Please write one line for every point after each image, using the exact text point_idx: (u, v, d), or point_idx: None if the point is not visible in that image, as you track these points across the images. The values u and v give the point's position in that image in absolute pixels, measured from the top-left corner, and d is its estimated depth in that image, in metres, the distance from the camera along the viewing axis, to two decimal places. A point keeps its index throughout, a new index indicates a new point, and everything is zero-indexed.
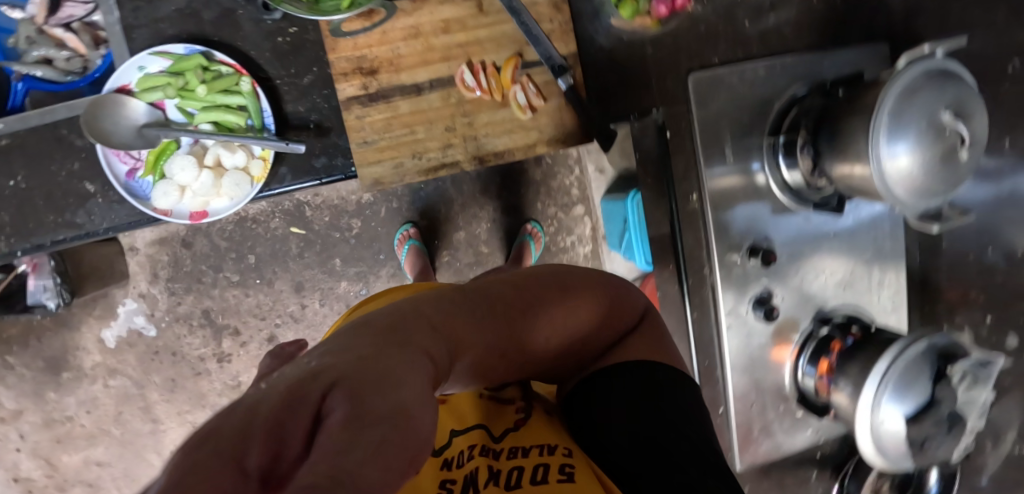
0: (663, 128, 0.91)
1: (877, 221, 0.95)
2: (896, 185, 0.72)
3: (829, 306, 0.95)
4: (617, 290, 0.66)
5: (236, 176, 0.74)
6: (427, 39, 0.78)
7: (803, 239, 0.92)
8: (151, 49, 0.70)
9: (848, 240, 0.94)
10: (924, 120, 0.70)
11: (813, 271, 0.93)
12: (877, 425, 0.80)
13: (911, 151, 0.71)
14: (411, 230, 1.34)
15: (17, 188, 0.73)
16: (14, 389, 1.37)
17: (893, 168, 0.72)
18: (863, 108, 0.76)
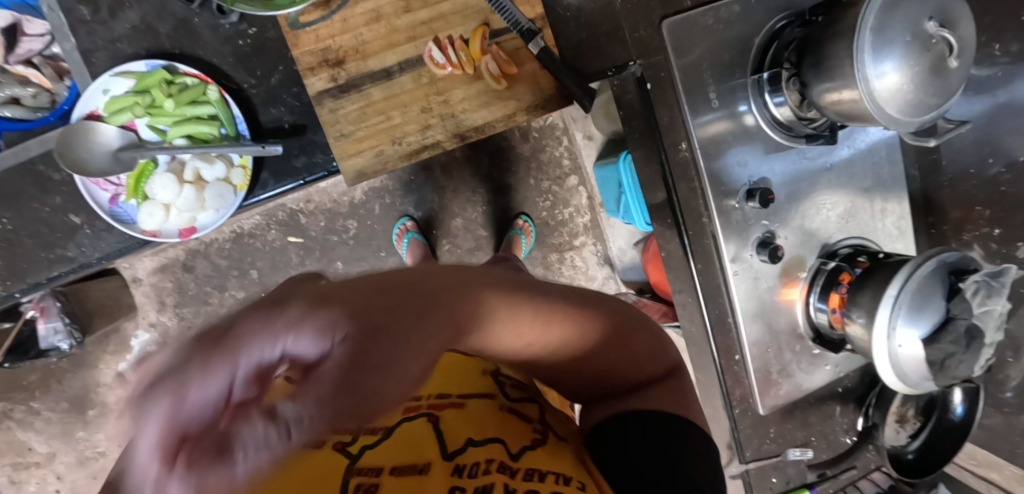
0: (643, 81, 0.90)
1: (875, 148, 0.93)
2: (886, 105, 0.71)
3: (834, 240, 0.94)
4: (645, 337, 0.69)
5: (218, 187, 0.74)
6: (389, 20, 0.77)
7: (802, 178, 0.91)
8: (112, 70, 0.69)
9: (847, 171, 0.93)
10: (909, 32, 0.68)
11: (814, 207, 0.92)
12: (894, 350, 0.79)
13: (897, 67, 0.69)
14: (410, 223, 1.33)
15: (4, 229, 0.72)
16: (44, 433, 1.40)
17: (882, 87, 0.70)
18: (842, 30, 0.74)
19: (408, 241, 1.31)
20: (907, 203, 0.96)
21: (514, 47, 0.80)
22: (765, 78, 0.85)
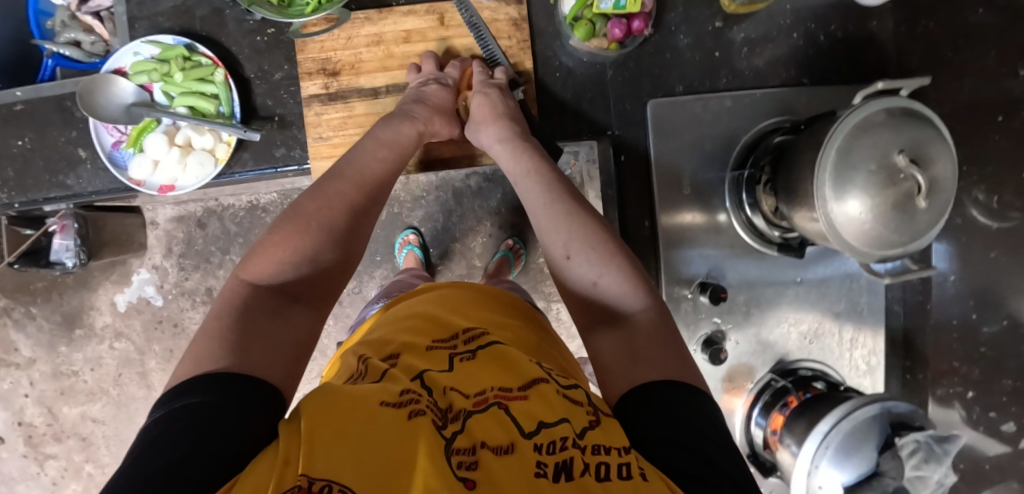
0: (619, 151, 0.82)
1: (853, 276, 0.87)
2: (844, 232, 0.63)
3: (791, 358, 0.88)
4: (630, 288, 0.59)
5: (200, 156, 0.74)
6: (389, 46, 0.75)
7: (762, 281, 0.86)
8: (145, 38, 0.73)
9: (818, 289, 0.87)
10: (873, 161, 0.61)
11: (775, 319, 0.87)
12: (814, 490, 0.72)
13: (857, 194, 0.61)
14: (411, 236, 1.31)
15: (24, 147, 0.79)
16: (32, 338, 1.55)
17: (840, 212, 0.63)
18: (813, 143, 0.68)
19: (406, 253, 1.30)
20: (883, 339, 0.89)
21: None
22: (744, 177, 0.80)
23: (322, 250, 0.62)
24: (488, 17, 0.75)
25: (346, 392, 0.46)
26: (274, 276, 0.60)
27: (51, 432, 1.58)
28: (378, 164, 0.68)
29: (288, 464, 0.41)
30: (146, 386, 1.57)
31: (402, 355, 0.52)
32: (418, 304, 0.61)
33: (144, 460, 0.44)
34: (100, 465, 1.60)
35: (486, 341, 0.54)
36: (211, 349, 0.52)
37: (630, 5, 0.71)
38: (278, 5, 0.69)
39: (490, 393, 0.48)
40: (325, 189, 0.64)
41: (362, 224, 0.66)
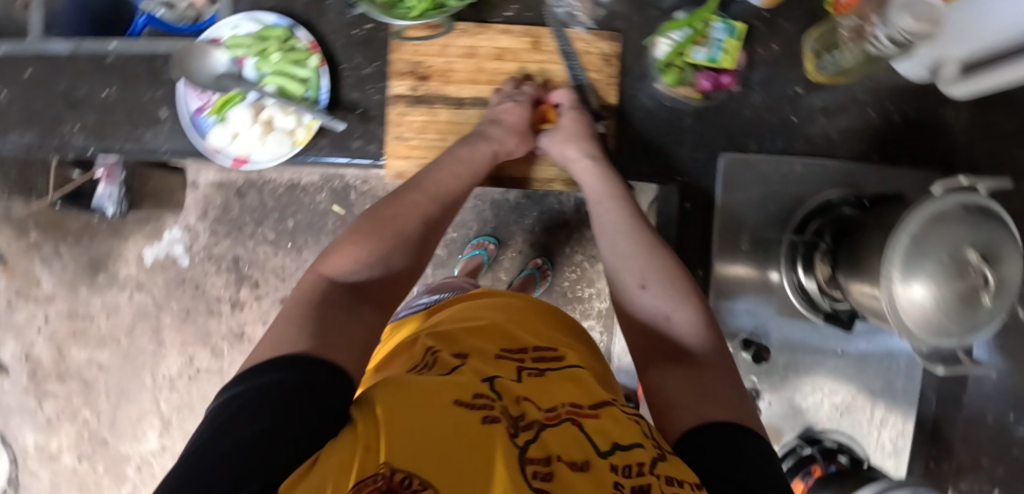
0: (684, 197, 0.82)
1: (893, 356, 0.87)
2: (904, 315, 0.63)
3: (819, 427, 0.87)
4: (685, 325, 0.67)
5: (279, 135, 0.75)
6: (481, 61, 0.77)
7: (804, 347, 0.86)
8: (250, 14, 0.76)
9: (857, 364, 0.87)
10: (945, 252, 0.61)
11: (811, 386, 0.87)
12: None
13: (926, 281, 0.62)
14: (490, 245, 1.43)
15: (108, 98, 0.82)
16: (56, 276, 1.59)
17: (904, 296, 0.63)
18: (884, 226, 0.69)
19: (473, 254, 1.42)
20: (914, 424, 0.88)
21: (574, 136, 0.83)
22: (803, 242, 0.81)
23: (394, 258, 0.69)
24: (582, 49, 0.78)
25: (436, 389, 0.55)
26: (349, 273, 0.66)
27: (56, 371, 1.62)
28: (454, 181, 0.75)
29: (368, 454, 0.48)
30: (157, 341, 1.60)
31: (478, 364, 0.61)
32: (487, 318, 0.71)
33: (230, 427, 0.50)
34: (97, 411, 1.62)
35: (549, 366, 0.64)
36: (291, 336, 0.58)
37: (724, 59, 0.76)
38: (385, 5, 0.70)
39: (561, 410, 0.57)
40: (406, 201, 0.72)
41: (432, 235, 0.74)
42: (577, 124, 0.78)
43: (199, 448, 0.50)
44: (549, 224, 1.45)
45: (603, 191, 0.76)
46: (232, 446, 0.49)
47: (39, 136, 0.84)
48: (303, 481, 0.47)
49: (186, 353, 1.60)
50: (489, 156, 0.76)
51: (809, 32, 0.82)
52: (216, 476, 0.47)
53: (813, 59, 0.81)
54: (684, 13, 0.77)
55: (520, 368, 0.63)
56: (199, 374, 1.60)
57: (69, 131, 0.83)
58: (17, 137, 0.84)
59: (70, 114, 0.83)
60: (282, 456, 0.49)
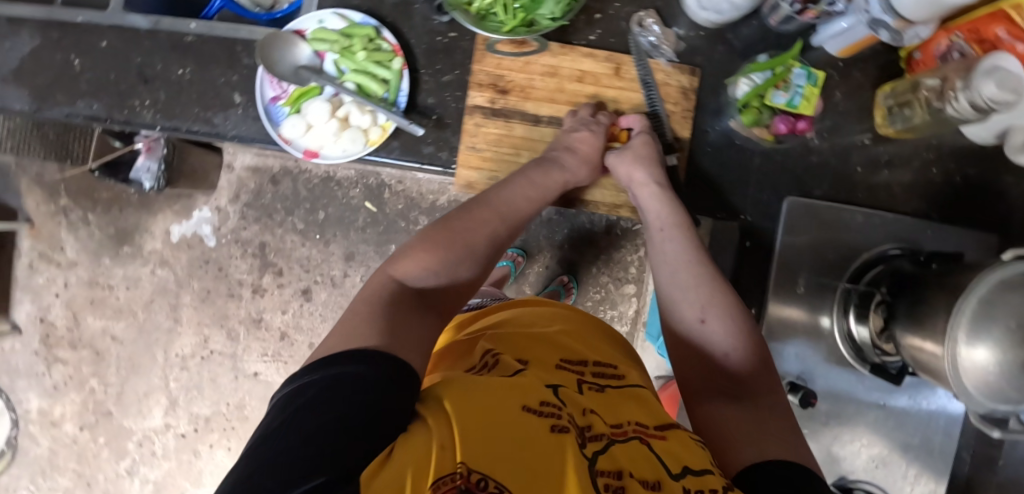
0: (746, 236, 0.85)
1: (934, 417, 0.88)
2: (966, 378, 0.65)
3: (852, 477, 0.89)
4: (737, 351, 0.69)
5: (354, 133, 0.77)
6: (562, 81, 0.79)
7: (847, 397, 0.88)
8: (336, 10, 0.76)
9: (897, 420, 0.88)
10: (1015, 319, 0.62)
11: (848, 437, 0.88)
12: None
13: (990, 345, 0.62)
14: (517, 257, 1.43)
15: (183, 77, 0.82)
16: (80, 243, 1.59)
17: (967, 357, 0.64)
18: (944, 286, 0.71)
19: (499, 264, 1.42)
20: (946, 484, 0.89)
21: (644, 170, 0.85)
22: (858, 291, 0.82)
23: (460, 268, 0.70)
24: (661, 80, 0.80)
25: (510, 394, 0.57)
26: (416, 277, 0.67)
27: (69, 337, 1.61)
28: (524, 203, 0.75)
29: (445, 447, 0.50)
30: (173, 318, 1.59)
31: (543, 373, 0.64)
32: (545, 328, 0.74)
33: (308, 415, 0.50)
34: (106, 383, 1.61)
35: (609, 383, 0.67)
36: (363, 330, 0.59)
37: (804, 106, 0.78)
38: (476, 15, 0.72)
39: (627, 428, 0.60)
40: (475, 213, 0.73)
41: (497, 252, 0.74)
42: (647, 148, 0.78)
43: (269, 438, 0.50)
44: (580, 242, 1.46)
45: (667, 220, 0.77)
46: (312, 431, 0.49)
47: (108, 108, 0.84)
48: (377, 475, 0.48)
49: (202, 333, 1.58)
50: (560, 185, 0.76)
51: (889, 89, 0.83)
52: (287, 472, 0.47)
53: (885, 114, 0.83)
54: (767, 56, 0.79)
55: (581, 381, 0.65)
56: (212, 356, 1.58)
57: (138, 106, 0.83)
58: (86, 106, 0.85)
59: (141, 89, 0.83)
60: (359, 449, 0.49)
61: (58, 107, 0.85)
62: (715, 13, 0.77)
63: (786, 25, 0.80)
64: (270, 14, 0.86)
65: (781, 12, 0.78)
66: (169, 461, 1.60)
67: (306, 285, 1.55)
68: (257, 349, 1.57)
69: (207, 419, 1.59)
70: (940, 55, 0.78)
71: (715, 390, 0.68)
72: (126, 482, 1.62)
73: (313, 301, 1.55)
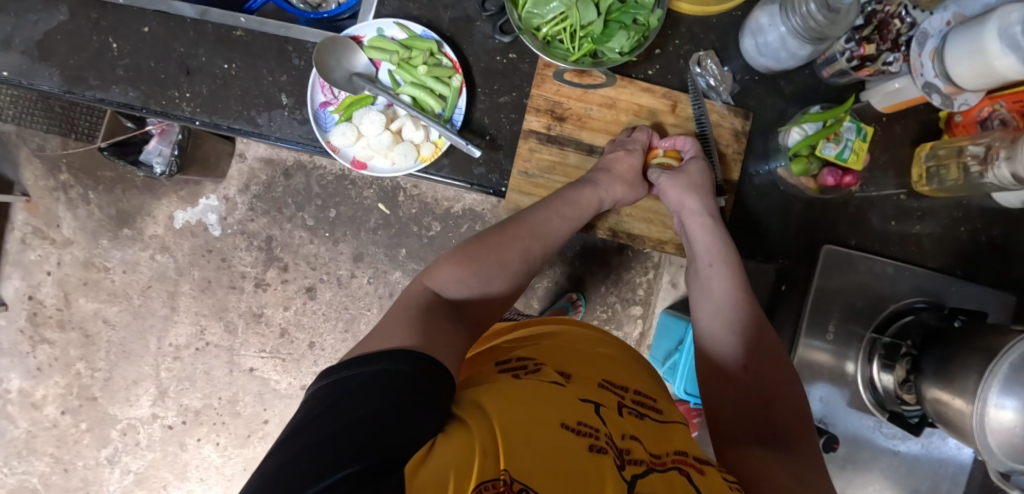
0: (780, 281, 0.86)
1: (943, 464, 0.88)
2: (991, 437, 0.65)
3: None
4: (771, 388, 0.69)
5: (406, 147, 0.75)
6: (618, 113, 0.79)
7: (864, 442, 0.88)
8: (397, 20, 0.74)
9: (909, 466, 0.88)
10: None
11: (861, 481, 0.88)
12: None
13: (1018, 408, 0.63)
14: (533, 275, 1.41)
15: (228, 72, 0.79)
16: (79, 222, 1.52)
17: (993, 418, 0.65)
18: (971, 345, 0.71)
19: None
20: None
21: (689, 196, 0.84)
22: (884, 341, 0.82)
23: (491, 281, 0.68)
24: (715, 121, 0.80)
25: (553, 411, 0.55)
26: (450, 289, 0.66)
27: (58, 317, 1.54)
28: (558, 222, 0.74)
29: (486, 454, 0.48)
30: (170, 306, 1.52)
31: (584, 389, 0.60)
32: (583, 346, 0.70)
33: (346, 404, 0.49)
34: (93, 367, 1.53)
35: (648, 411, 0.63)
36: (398, 333, 0.58)
37: (851, 160, 0.78)
38: (542, 41, 0.72)
39: (666, 459, 0.56)
40: (516, 232, 0.71)
41: (530, 266, 0.72)
42: (701, 175, 0.77)
43: (307, 424, 0.49)
44: (590, 259, 1.39)
45: (716, 255, 0.76)
46: (346, 422, 0.48)
47: (145, 97, 0.81)
48: (422, 470, 0.46)
49: (198, 324, 1.52)
50: (595, 204, 0.75)
51: (931, 149, 0.81)
52: (318, 462, 0.45)
53: (923, 174, 0.82)
54: (820, 107, 0.78)
55: (622, 403, 0.62)
56: (208, 348, 1.52)
57: (177, 98, 0.80)
58: (122, 93, 0.81)
59: (182, 81, 0.80)
60: (389, 447, 0.47)
61: (92, 91, 0.81)
62: (772, 60, 0.76)
63: (838, 78, 0.79)
64: (319, 12, 0.81)
65: (836, 65, 0.77)
66: (153, 452, 1.52)
67: (311, 282, 1.49)
68: (255, 344, 1.51)
69: (197, 411, 1.52)
70: (980, 121, 0.79)
71: (748, 427, 0.67)
72: (105, 470, 1.54)
73: (317, 301, 1.49)
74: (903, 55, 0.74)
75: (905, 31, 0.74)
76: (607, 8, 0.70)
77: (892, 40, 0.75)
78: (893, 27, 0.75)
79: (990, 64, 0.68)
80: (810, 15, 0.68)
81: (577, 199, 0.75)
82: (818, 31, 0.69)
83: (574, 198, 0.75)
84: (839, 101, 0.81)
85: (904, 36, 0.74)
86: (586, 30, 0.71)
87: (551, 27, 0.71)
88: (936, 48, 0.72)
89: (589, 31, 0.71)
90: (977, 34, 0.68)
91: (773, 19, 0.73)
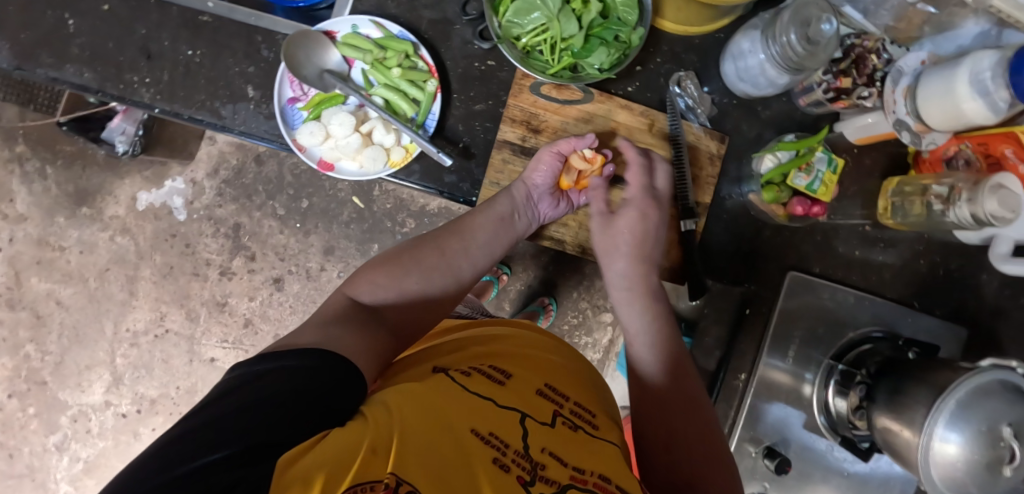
0: (744, 304, 0.86)
1: (891, 482, 0.86)
2: (934, 469, 0.63)
3: None
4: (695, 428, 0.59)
5: (376, 151, 0.73)
6: (595, 128, 0.77)
7: (817, 461, 0.84)
8: (373, 17, 0.72)
9: (857, 487, 0.85)
10: (984, 423, 0.61)
11: None
12: None
13: (960, 442, 0.62)
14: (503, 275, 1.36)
15: (192, 59, 0.76)
16: (33, 197, 1.45)
17: (938, 450, 0.63)
18: (922, 378, 0.70)
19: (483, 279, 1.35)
20: None
21: None
22: (840, 368, 0.80)
23: (409, 281, 0.65)
24: (691, 142, 0.78)
25: (453, 425, 0.48)
26: (367, 294, 0.63)
27: (7, 296, 1.47)
28: (484, 232, 0.71)
29: (375, 452, 0.43)
30: (129, 291, 1.46)
31: (512, 398, 0.53)
32: (522, 350, 0.62)
33: (248, 386, 0.47)
34: (43, 350, 1.47)
35: (585, 424, 0.54)
36: (305, 334, 0.56)
37: (822, 192, 0.78)
38: (521, 51, 0.70)
39: (589, 477, 0.47)
40: (437, 237, 0.69)
41: (455, 265, 0.68)
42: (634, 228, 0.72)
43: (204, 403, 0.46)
44: (563, 264, 1.37)
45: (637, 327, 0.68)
46: (241, 402, 0.45)
47: (101, 79, 0.77)
48: (299, 462, 0.41)
49: (157, 310, 1.47)
50: (509, 209, 0.72)
51: (898, 185, 0.80)
52: (195, 443, 0.41)
53: (888, 207, 0.81)
54: (794, 136, 0.78)
55: (558, 412, 0.54)
56: (167, 335, 1.47)
57: (136, 82, 0.76)
58: (75, 73, 0.77)
59: (142, 64, 0.76)
60: (274, 432, 0.44)
61: (43, 69, 0.76)
62: (751, 86, 0.76)
63: (814, 107, 0.79)
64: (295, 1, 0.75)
65: (813, 95, 0.76)
66: (105, 441, 1.47)
67: (279, 274, 1.46)
68: (217, 334, 1.46)
69: (152, 401, 1.47)
70: (946, 159, 0.76)
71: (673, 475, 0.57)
72: (53, 458, 1.48)
73: (285, 293, 1.45)
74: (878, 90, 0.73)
75: (880, 67, 0.74)
76: (588, 22, 0.68)
77: (868, 76, 0.74)
78: (869, 62, 0.74)
79: (960, 108, 0.67)
80: (790, 45, 0.67)
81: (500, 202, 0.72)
82: (796, 62, 0.68)
83: (498, 207, 0.72)
84: (814, 129, 0.81)
85: (880, 72, 0.74)
86: (566, 43, 0.69)
87: (531, 38, 0.69)
88: (909, 87, 0.71)
89: (569, 44, 0.69)
90: (949, 75, 0.67)
91: (754, 45, 0.73)
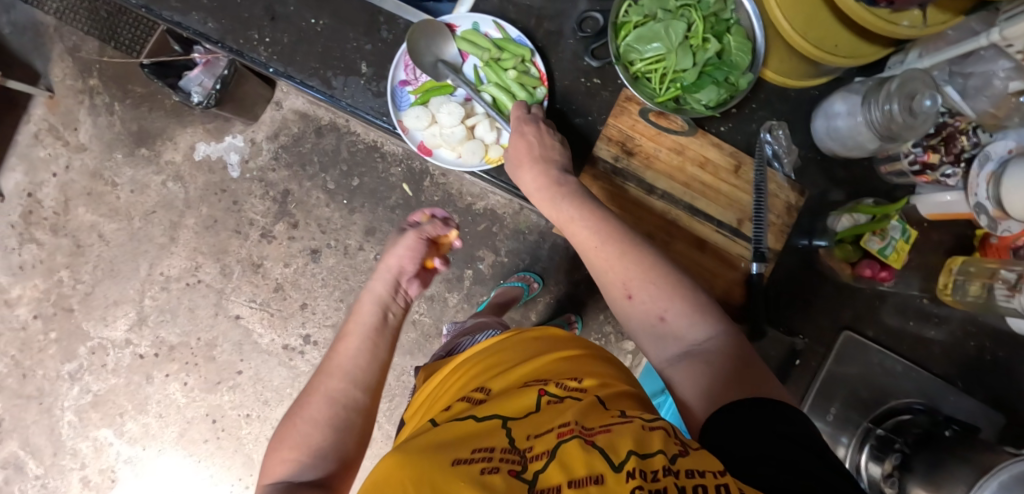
0: (795, 356, 0.86)
1: None
2: None
3: None
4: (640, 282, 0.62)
5: (475, 145, 0.77)
6: (684, 161, 0.79)
7: None
8: (495, 18, 0.76)
9: None
10: None
11: None
12: None
13: None
14: (535, 285, 1.35)
15: (313, 27, 0.78)
16: (96, 130, 1.49)
17: None
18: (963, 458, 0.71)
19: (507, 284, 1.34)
20: None
21: (701, 263, 0.80)
22: (878, 434, 0.82)
23: (314, 437, 0.64)
24: (772, 190, 0.80)
25: (451, 449, 0.50)
26: (294, 475, 0.62)
27: (53, 221, 1.49)
28: (354, 352, 0.70)
29: None
30: (170, 236, 1.48)
31: (490, 408, 0.55)
32: (488, 363, 0.63)
33: None
34: (77, 279, 1.49)
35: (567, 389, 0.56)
36: None
37: (892, 258, 0.81)
38: (632, 75, 0.73)
39: (572, 428, 0.50)
40: (315, 387, 0.68)
41: (346, 388, 0.67)
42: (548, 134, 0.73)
43: None
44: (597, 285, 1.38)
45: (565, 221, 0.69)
46: None
47: (222, 31, 0.79)
48: None
49: (194, 260, 1.48)
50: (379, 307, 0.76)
51: (962, 264, 0.82)
52: None
53: (949, 284, 0.83)
54: (873, 201, 0.81)
55: (542, 390, 0.56)
56: (198, 286, 1.48)
57: (255, 40, 0.79)
58: (199, 21, 0.79)
59: (264, 24, 0.79)
60: None
61: (169, 12, 0.80)
62: (840, 145, 0.78)
63: (895, 176, 0.81)
64: None
65: (897, 164, 0.79)
66: (117, 378, 1.47)
67: (317, 246, 1.46)
68: (246, 293, 1.47)
69: (172, 347, 1.47)
70: (1013, 248, 0.79)
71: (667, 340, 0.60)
72: (64, 386, 1.47)
73: (317, 265, 1.46)
74: (961, 170, 0.77)
75: (968, 148, 0.76)
76: (703, 60, 0.72)
77: (955, 155, 0.77)
78: (958, 142, 0.76)
79: None
80: (891, 114, 0.70)
81: (364, 305, 0.75)
82: (892, 130, 0.71)
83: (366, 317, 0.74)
84: (889, 198, 0.83)
85: (967, 152, 0.76)
86: (677, 75, 0.72)
87: (645, 65, 0.72)
88: (994, 172, 0.74)
89: (679, 77, 0.72)
90: None
91: (850, 107, 0.75)
